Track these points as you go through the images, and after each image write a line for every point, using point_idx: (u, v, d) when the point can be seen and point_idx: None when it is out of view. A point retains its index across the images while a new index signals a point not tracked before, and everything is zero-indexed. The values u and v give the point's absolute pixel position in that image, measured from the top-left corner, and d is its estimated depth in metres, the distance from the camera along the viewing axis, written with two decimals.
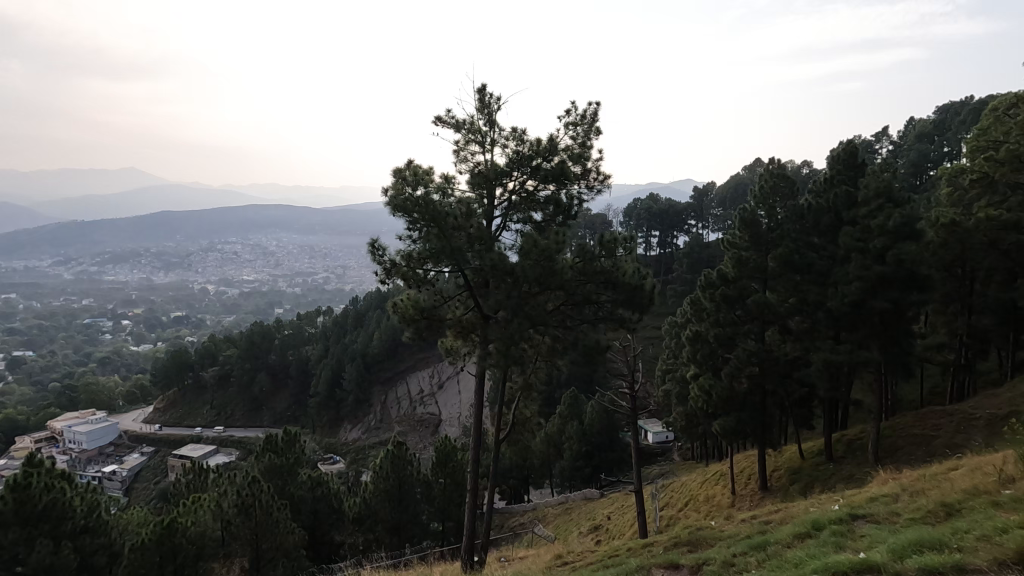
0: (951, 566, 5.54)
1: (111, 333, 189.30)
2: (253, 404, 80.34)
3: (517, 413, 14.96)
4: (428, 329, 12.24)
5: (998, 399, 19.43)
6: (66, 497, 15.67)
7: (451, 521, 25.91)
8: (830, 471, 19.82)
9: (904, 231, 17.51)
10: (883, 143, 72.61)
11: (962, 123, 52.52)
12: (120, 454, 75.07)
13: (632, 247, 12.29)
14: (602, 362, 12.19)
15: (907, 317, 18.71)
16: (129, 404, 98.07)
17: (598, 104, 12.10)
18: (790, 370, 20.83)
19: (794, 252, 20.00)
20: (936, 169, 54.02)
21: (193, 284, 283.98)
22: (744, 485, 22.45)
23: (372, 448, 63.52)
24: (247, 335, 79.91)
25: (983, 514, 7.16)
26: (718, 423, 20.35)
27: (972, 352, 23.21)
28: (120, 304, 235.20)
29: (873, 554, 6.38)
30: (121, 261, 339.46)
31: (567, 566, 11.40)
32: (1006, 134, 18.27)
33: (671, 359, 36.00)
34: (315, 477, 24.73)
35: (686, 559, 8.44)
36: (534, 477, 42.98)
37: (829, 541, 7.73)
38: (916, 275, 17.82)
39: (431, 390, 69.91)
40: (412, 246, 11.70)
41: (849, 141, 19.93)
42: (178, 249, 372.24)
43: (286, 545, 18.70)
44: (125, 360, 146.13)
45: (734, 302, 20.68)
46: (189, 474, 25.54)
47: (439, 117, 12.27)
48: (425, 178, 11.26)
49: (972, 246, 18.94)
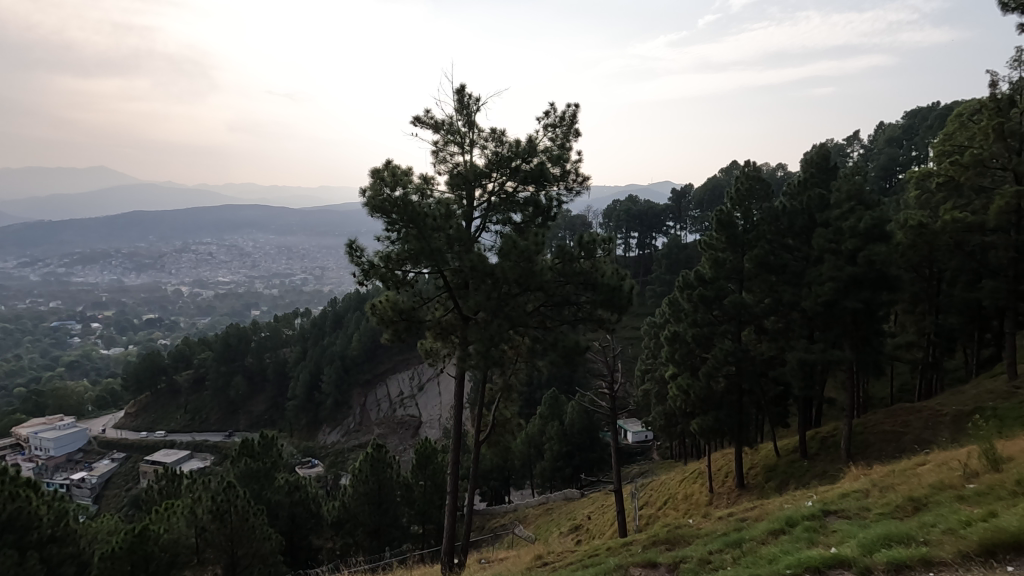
0: (918, 559, 5.70)
1: (80, 336, 183.93)
2: (229, 408, 78.83)
3: (497, 414, 14.91)
4: (407, 330, 12.10)
5: (965, 395, 20.02)
6: (31, 507, 15.15)
7: (432, 524, 25.56)
8: (805, 468, 20.21)
9: (874, 233, 17.98)
10: (855, 147, 74.51)
11: (930, 128, 53.91)
12: (89, 461, 73.01)
13: (611, 249, 12.38)
14: (582, 362, 12.12)
15: (877, 317, 19.29)
16: (99, 409, 95.55)
17: (577, 106, 12.16)
18: (765, 369, 21.17)
19: (768, 253, 20.38)
20: (904, 173, 55.41)
21: (166, 286, 277.81)
22: (722, 483, 22.73)
23: (351, 451, 62.95)
24: (223, 338, 78.68)
25: (949, 507, 7.41)
26: (695, 422, 20.59)
27: (939, 351, 24.02)
28: (90, 307, 228.74)
29: (845, 549, 6.51)
30: (90, 262, 330.29)
31: (546, 566, 11.48)
32: (970, 139, 18.96)
33: (651, 358, 36.40)
34: (293, 481, 24.28)
35: (664, 558, 8.51)
36: (514, 477, 43.02)
37: (803, 537, 7.86)
38: (885, 275, 18.30)
39: (411, 392, 69.59)
40: (390, 246, 11.51)
41: (822, 145, 20.46)
42: (150, 249, 363.80)
43: (264, 551, 18.51)
44: (95, 364, 142.43)
45: (711, 302, 20.92)
46: (162, 480, 24.65)
47: (417, 117, 12.20)
48: (404, 178, 11.16)
49: (940, 249, 19.41)
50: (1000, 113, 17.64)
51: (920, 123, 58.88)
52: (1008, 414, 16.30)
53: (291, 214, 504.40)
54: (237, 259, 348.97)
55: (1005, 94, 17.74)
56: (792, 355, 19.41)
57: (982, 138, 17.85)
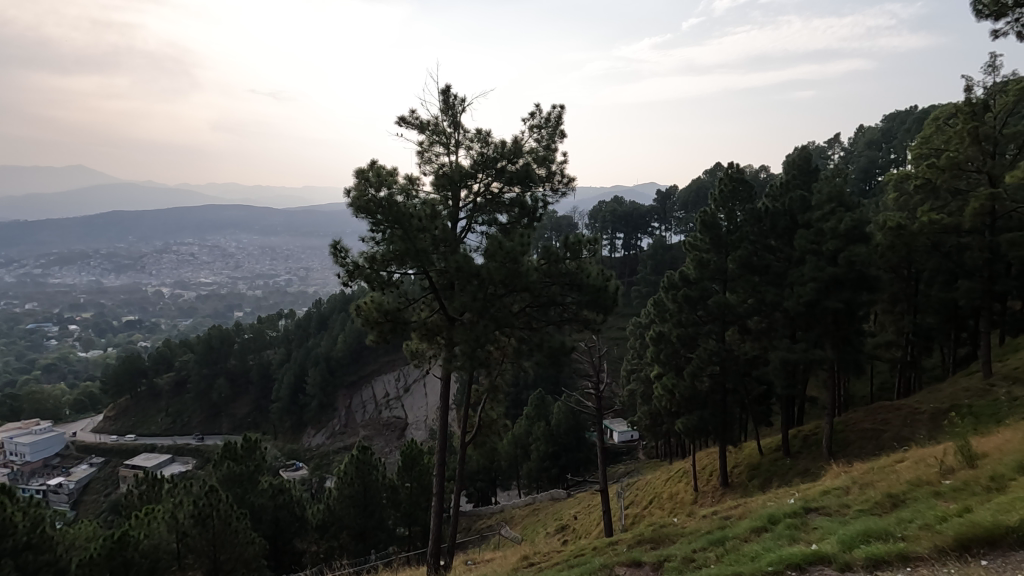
0: (896, 555, 5.80)
1: (57, 339, 180.08)
2: (212, 411, 77.67)
3: (483, 414, 14.86)
4: (392, 331, 12.01)
5: (942, 393, 20.45)
6: (6, 513, 14.82)
7: (418, 526, 25.40)
8: (787, 466, 20.47)
9: (854, 234, 18.35)
10: (835, 149, 75.75)
11: (908, 132, 54.94)
12: (66, 466, 71.49)
13: (597, 249, 12.44)
14: (568, 363, 12.18)
15: (857, 317, 19.64)
16: (77, 413, 93.60)
17: (562, 107, 12.22)
18: (749, 369, 21.39)
19: (751, 254, 20.58)
20: (883, 175, 56.44)
21: (146, 288, 272.84)
22: (706, 482, 22.93)
23: (336, 453, 62.50)
24: (205, 339, 77.60)
25: (926, 503, 7.56)
26: (681, 421, 20.71)
27: (917, 350, 24.50)
28: (67, 309, 224.35)
29: (825, 545, 6.61)
30: (67, 262, 323.85)
31: (532, 566, 11.52)
32: (946, 143, 19.48)
33: (636, 359, 36.66)
34: (277, 485, 24.01)
35: (648, 557, 8.58)
36: (501, 478, 42.99)
37: (784, 534, 7.97)
38: (865, 276, 18.63)
39: (397, 394, 69.32)
40: (375, 247, 11.38)
41: (803, 147, 20.76)
42: (130, 250, 357.58)
43: (247, 556, 18.17)
44: (73, 367, 139.81)
45: (695, 302, 21.06)
46: (142, 485, 24.26)
47: (402, 117, 12.14)
48: (389, 178, 11.10)
49: (919, 249, 19.73)
50: (975, 117, 18.08)
51: (899, 127, 59.98)
52: (983, 411, 16.70)
53: (275, 215, 499.54)
54: (220, 260, 344.61)
55: (979, 99, 18.21)
56: (774, 355, 19.63)
57: (958, 141, 18.35)
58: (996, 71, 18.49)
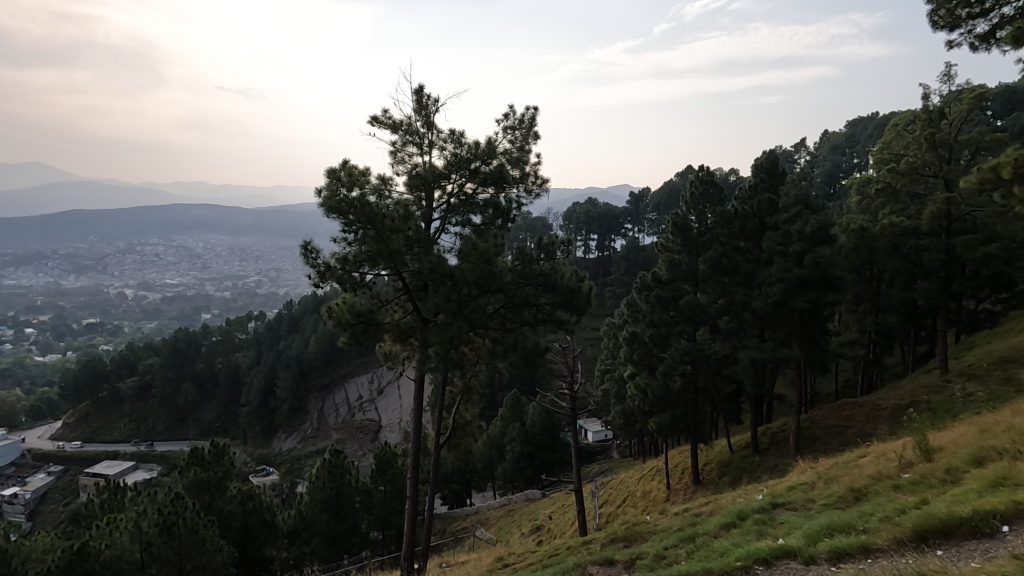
0: (857, 547, 6.00)
1: (12, 342, 172.67)
2: (178, 415, 75.51)
3: (457, 416, 14.78)
4: (364, 333, 11.84)
5: (902, 390, 21.17)
6: None
7: (392, 529, 25.18)
8: (756, 463, 20.92)
9: (820, 236, 18.87)
10: (802, 153, 77.93)
11: (871, 137, 56.77)
12: (22, 475, 68.50)
13: (570, 250, 12.53)
14: (541, 363, 12.23)
15: (822, 317, 20.27)
16: (33, 420, 89.69)
17: (535, 109, 12.25)
18: (720, 367, 21.78)
19: (721, 255, 20.95)
20: (847, 178, 58.22)
21: (108, 288, 263.72)
22: (678, 479, 23.30)
23: (309, 457, 61.51)
24: (171, 342, 75.42)
25: (885, 497, 7.84)
26: (654, 420, 21.01)
27: (879, 348, 25.36)
28: (22, 311, 215.36)
29: (791, 540, 6.77)
30: (23, 262, 311.06)
31: (507, 567, 11.50)
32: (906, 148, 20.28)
33: (610, 359, 37.04)
34: (246, 490, 23.16)
35: (619, 555, 8.66)
36: (476, 479, 42.87)
37: (752, 529, 8.15)
38: (830, 276, 19.16)
39: (371, 396, 68.57)
40: (347, 248, 11.20)
41: (771, 151, 21.20)
42: (90, 250, 344.85)
43: (215, 564, 17.70)
44: (29, 372, 134.32)
45: (667, 303, 21.37)
46: (103, 494, 23.33)
47: (375, 117, 12.01)
48: (361, 178, 10.95)
49: (881, 250, 20.38)
50: (932, 123, 18.92)
51: (861, 132, 62.08)
52: (939, 407, 17.39)
53: (245, 213, 488.69)
54: (186, 261, 335.33)
55: (935, 107, 19.07)
56: (744, 354, 19.99)
57: (917, 147, 19.14)
58: (951, 80, 19.33)
